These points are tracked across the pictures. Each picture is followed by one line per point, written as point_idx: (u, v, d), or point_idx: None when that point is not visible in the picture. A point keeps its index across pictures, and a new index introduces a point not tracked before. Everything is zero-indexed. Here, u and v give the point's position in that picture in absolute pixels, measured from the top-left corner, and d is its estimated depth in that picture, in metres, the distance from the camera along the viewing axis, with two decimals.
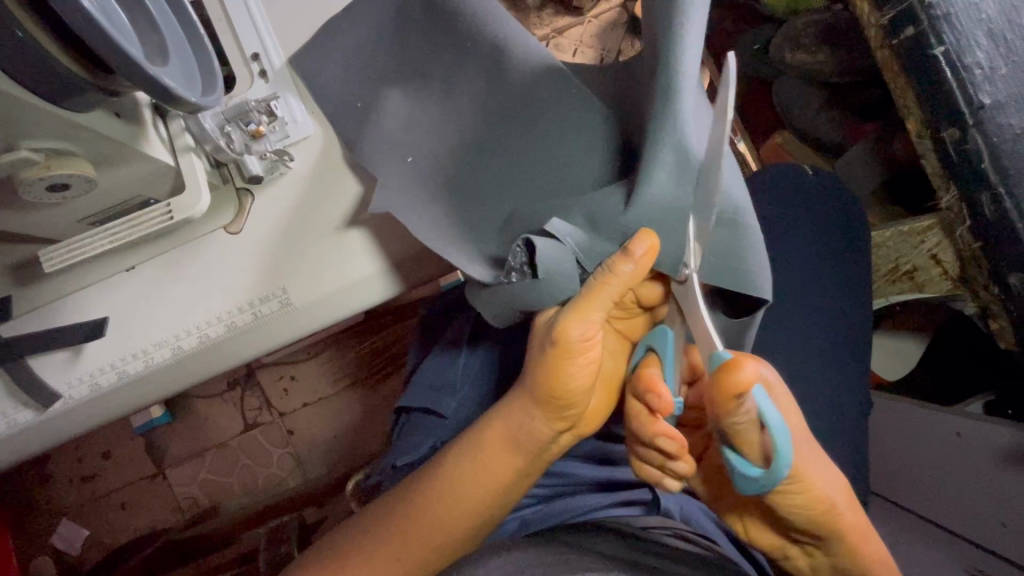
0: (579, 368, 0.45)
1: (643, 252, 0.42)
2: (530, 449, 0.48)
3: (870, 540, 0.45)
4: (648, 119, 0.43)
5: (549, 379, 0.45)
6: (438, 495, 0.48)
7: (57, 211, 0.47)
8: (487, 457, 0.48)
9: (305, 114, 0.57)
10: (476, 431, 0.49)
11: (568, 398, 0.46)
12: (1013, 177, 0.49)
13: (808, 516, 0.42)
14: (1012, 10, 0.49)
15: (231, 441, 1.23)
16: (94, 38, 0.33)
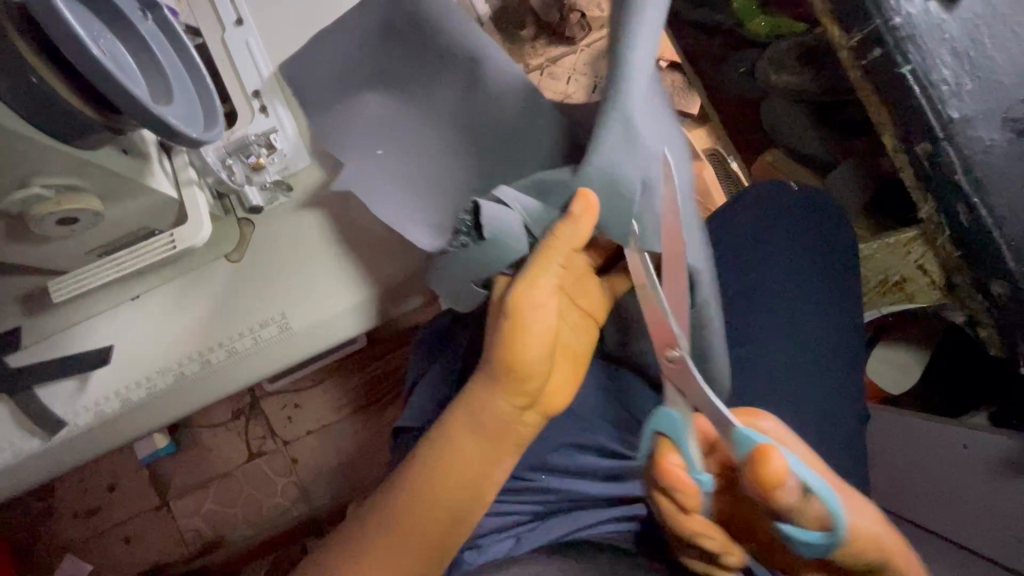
0: (538, 338, 0.47)
1: (581, 211, 0.46)
2: (493, 430, 0.49)
3: (907, 555, 0.47)
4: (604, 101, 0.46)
5: (506, 353, 0.47)
6: (426, 505, 0.48)
7: (67, 244, 0.49)
8: (467, 449, 0.49)
9: (304, 144, 0.60)
10: (443, 425, 0.50)
11: (526, 371, 0.47)
12: (987, 187, 0.50)
13: (862, 559, 0.43)
14: (976, 28, 0.50)
15: (235, 471, 1.23)
16: (104, 81, 0.36)
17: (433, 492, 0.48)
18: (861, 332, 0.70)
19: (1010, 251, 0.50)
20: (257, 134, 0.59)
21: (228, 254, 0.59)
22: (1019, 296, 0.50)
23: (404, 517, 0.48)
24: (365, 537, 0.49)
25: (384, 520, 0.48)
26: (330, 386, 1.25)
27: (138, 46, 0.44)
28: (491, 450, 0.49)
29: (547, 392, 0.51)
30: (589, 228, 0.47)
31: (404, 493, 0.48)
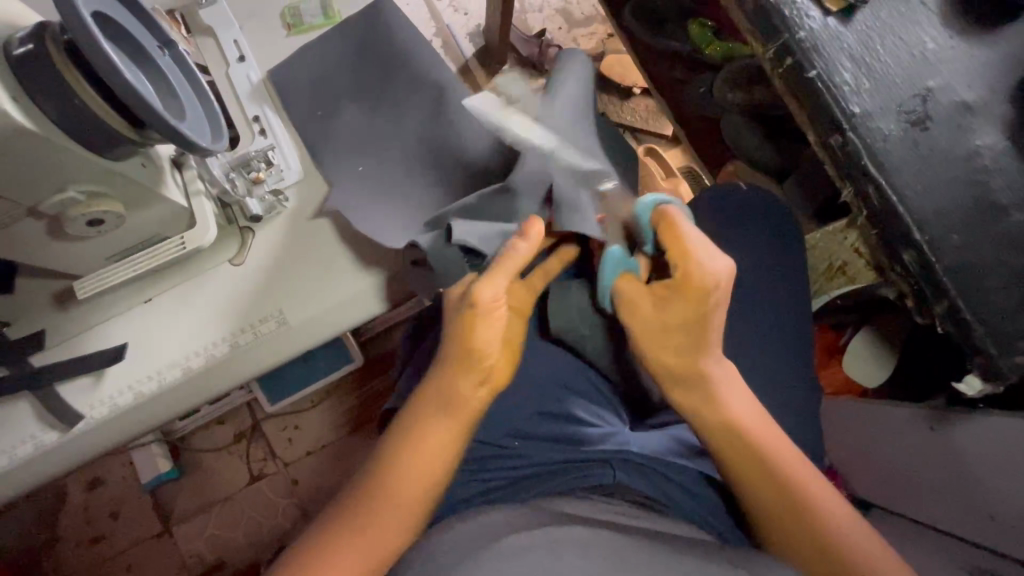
0: (489, 328, 0.57)
1: (534, 233, 0.59)
2: (460, 407, 0.56)
3: (800, 498, 0.54)
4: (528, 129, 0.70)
5: (462, 338, 0.57)
6: (388, 474, 0.54)
7: (91, 245, 0.56)
8: (429, 420, 0.56)
9: (298, 161, 0.69)
10: (415, 405, 0.57)
11: (481, 349, 0.56)
12: (890, 169, 0.57)
13: (739, 464, 0.55)
14: (869, 38, 0.59)
15: (237, 493, 1.27)
16: (133, 99, 0.44)
17: (395, 472, 0.54)
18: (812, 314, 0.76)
19: (914, 225, 0.56)
20: (257, 152, 0.68)
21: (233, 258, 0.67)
22: (926, 262, 0.56)
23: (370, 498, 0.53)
24: (349, 508, 0.54)
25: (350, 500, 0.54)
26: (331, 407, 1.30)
27: (158, 74, 0.52)
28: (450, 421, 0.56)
29: (496, 372, 0.58)
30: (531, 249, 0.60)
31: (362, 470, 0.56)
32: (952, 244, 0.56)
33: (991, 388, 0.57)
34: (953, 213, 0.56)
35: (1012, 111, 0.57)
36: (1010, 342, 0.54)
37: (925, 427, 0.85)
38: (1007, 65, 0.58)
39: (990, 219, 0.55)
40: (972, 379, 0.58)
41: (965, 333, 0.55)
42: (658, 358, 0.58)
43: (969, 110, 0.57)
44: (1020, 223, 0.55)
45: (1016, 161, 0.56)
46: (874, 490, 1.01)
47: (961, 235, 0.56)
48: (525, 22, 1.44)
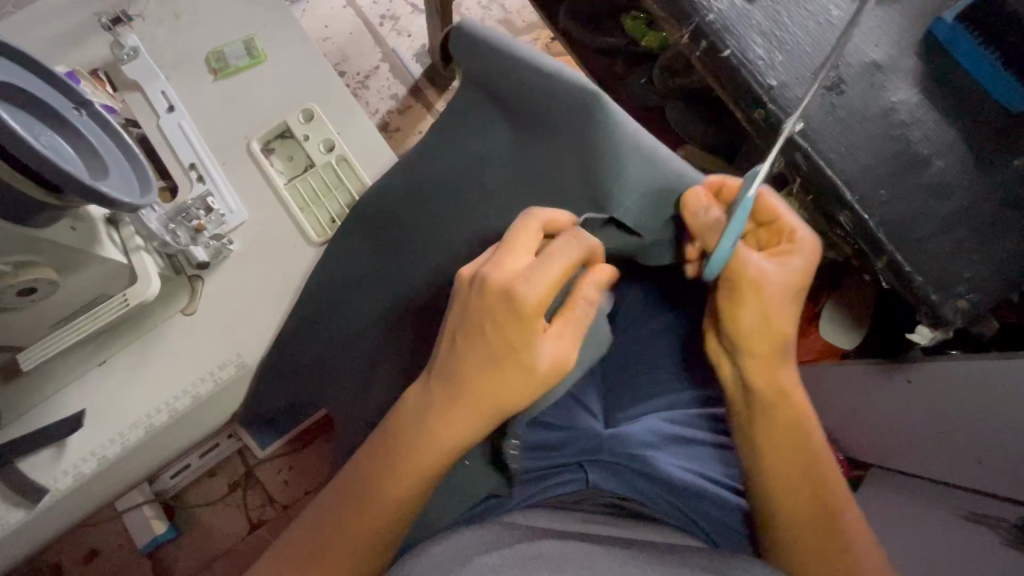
0: (385, 474, 0.48)
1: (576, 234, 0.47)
2: (397, 452, 0.48)
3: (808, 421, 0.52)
4: (558, 98, 0.57)
5: (495, 396, 0.44)
6: (430, 440, 0.46)
7: (32, 312, 0.57)
8: (480, 372, 0.44)
9: (238, 204, 0.70)
10: (441, 397, 0.46)
11: (506, 410, 0.45)
12: (814, 135, 0.58)
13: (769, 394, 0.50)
14: (775, 12, 0.61)
15: (239, 544, 1.16)
16: (44, 163, 0.44)
17: (427, 438, 0.47)
18: None
19: (844, 186, 0.57)
20: (194, 199, 0.67)
21: (171, 337, 0.66)
22: (861, 221, 0.57)
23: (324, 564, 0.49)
24: (307, 531, 0.50)
25: (287, 554, 0.50)
26: (322, 449, 1.23)
27: (74, 136, 0.52)
28: (472, 409, 0.45)
29: (402, 438, 0.47)
30: (550, 269, 0.43)
31: (419, 406, 0.47)
32: (880, 199, 0.57)
33: (942, 335, 0.58)
34: (877, 168, 0.58)
35: (920, 65, 0.59)
36: (949, 285, 0.56)
37: (902, 380, 0.87)
38: (908, 22, 0.60)
39: (913, 170, 0.57)
40: (921, 328, 0.60)
41: (908, 285, 0.57)
42: (746, 348, 0.49)
43: (879, 69, 0.59)
44: (942, 171, 0.57)
45: (930, 111, 0.58)
46: (874, 454, 1.02)
47: (888, 189, 0.57)
48: None
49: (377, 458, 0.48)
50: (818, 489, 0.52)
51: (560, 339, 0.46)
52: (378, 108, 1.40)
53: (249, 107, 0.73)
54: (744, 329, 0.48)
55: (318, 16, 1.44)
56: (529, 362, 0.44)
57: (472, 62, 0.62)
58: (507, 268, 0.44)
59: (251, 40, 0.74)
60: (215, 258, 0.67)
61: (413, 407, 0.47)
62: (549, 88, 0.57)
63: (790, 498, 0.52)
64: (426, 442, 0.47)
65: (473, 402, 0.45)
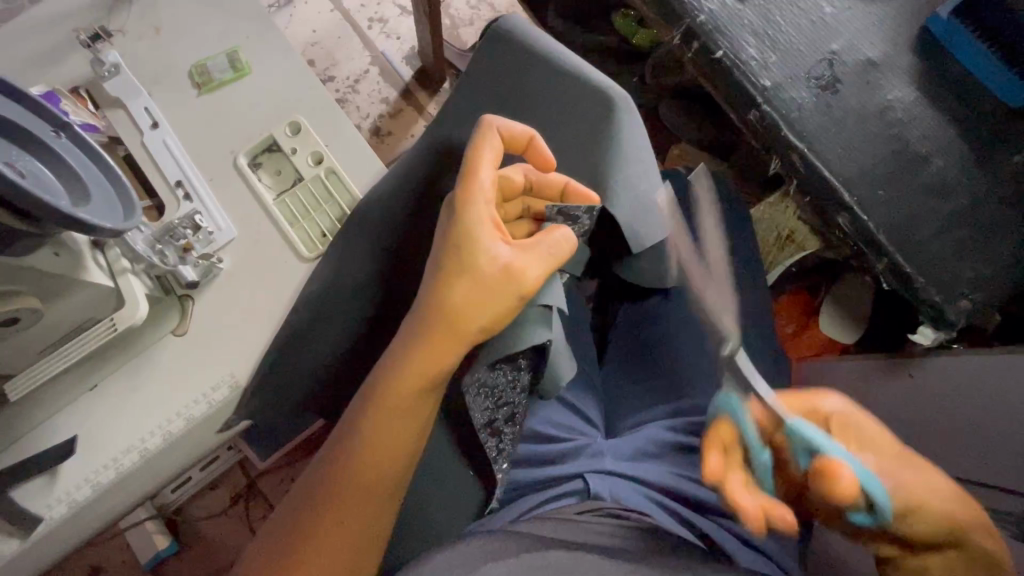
0: (364, 412, 0.49)
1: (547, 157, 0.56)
2: (378, 388, 0.49)
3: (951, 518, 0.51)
4: (579, 90, 0.62)
5: (458, 299, 0.48)
6: (406, 364, 0.49)
7: (17, 341, 0.56)
8: (440, 282, 0.50)
9: (226, 221, 0.68)
10: (411, 326, 0.50)
11: (469, 315, 0.48)
12: (810, 136, 0.57)
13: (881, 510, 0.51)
14: (767, 11, 0.60)
15: (243, 557, 1.15)
16: (21, 193, 0.43)
17: (402, 360, 0.49)
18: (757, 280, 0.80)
19: (842, 187, 0.56)
20: (181, 217, 0.65)
21: (163, 359, 0.65)
22: (860, 223, 0.56)
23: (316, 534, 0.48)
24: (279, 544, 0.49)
25: (280, 533, 0.50)
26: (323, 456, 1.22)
27: (54, 161, 0.51)
28: (438, 320, 0.49)
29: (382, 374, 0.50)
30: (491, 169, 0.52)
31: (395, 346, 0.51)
32: (879, 200, 0.56)
33: (945, 336, 0.57)
34: (876, 167, 0.57)
35: (917, 62, 0.58)
36: (951, 285, 0.55)
37: (904, 374, 0.86)
38: (903, 18, 0.59)
39: (912, 169, 0.56)
40: (924, 329, 0.59)
41: (910, 287, 0.56)
42: None
43: (875, 67, 0.58)
44: (941, 169, 0.56)
45: (928, 109, 0.57)
46: None
47: (887, 189, 0.56)
48: (458, 37, 1.44)
49: (359, 401, 0.51)
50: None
51: (518, 249, 0.50)
52: (369, 113, 1.38)
53: (234, 121, 0.72)
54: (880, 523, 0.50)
55: (305, 21, 1.43)
56: (483, 263, 0.49)
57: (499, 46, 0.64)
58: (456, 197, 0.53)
59: (234, 53, 0.73)
60: (205, 277, 0.66)
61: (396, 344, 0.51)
62: (573, 84, 0.62)
63: None
64: (402, 364, 0.49)
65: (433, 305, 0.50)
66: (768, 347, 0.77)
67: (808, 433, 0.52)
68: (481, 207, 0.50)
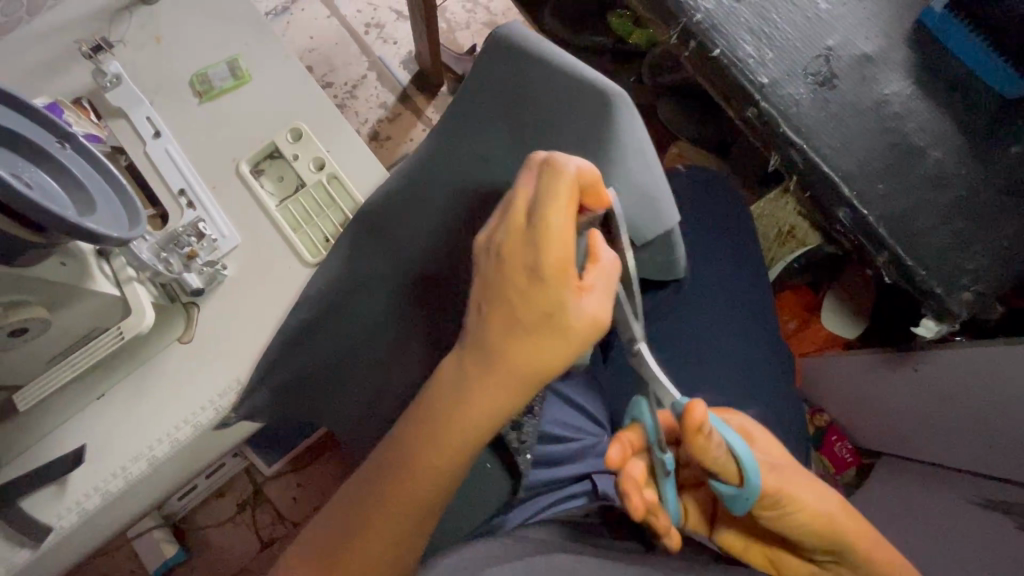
0: (401, 467, 0.43)
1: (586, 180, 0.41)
2: (418, 429, 0.44)
3: (870, 534, 0.49)
4: (563, 92, 0.53)
5: (522, 361, 0.40)
6: (453, 422, 0.42)
7: (26, 350, 0.57)
8: (510, 337, 0.40)
9: (230, 228, 0.69)
10: (459, 370, 0.42)
11: (537, 380, 0.41)
12: (808, 132, 0.57)
13: (812, 533, 0.47)
14: (763, 9, 0.60)
15: (251, 564, 1.15)
16: (28, 203, 0.44)
17: (450, 416, 0.42)
18: (758, 277, 0.80)
19: (841, 181, 0.57)
20: (186, 226, 0.66)
21: (170, 366, 0.65)
22: (860, 217, 0.56)
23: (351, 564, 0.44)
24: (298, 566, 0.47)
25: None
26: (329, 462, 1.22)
27: (59, 172, 0.51)
28: (497, 375, 0.41)
29: (420, 427, 0.43)
30: (558, 200, 0.39)
31: (434, 389, 0.44)
32: (879, 193, 0.57)
33: (947, 327, 0.58)
34: (874, 161, 0.57)
35: (912, 55, 0.59)
36: (953, 277, 0.56)
37: (908, 368, 0.85)
38: (897, 13, 0.60)
39: (910, 163, 0.57)
40: (926, 321, 0.59)
41: (911, 280, 0.56)
42: None
43: (871, 61, 0.59)
44: (939, 161, 0.57)
45: (925, 102, 0.58)
46: (882, 443, 1.02)
47: (886, 183, 0.57)
48: (455, 41, 1.45)
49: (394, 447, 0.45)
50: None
51: (603, 297, 0.41)
52: (368, 118, 1.39)
53: (237, 129, 0.72)
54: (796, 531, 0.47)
55: (303, 29, 1.43)
56: (562, 322, 0.39)
57: (486, 60, 0.56)
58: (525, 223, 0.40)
59: (235, 61, 0.73)
60: (209, 283, 0.67)
61: (438, 392, 0.43)
62: (555, 87, 0.53)
63: None
64: (448, 424, 0.42)
65: (498, 364, 0.41)
66: (771, 343, 0.78)
67: (738, 445, 0.44)
68: (553, 245, 0.39)
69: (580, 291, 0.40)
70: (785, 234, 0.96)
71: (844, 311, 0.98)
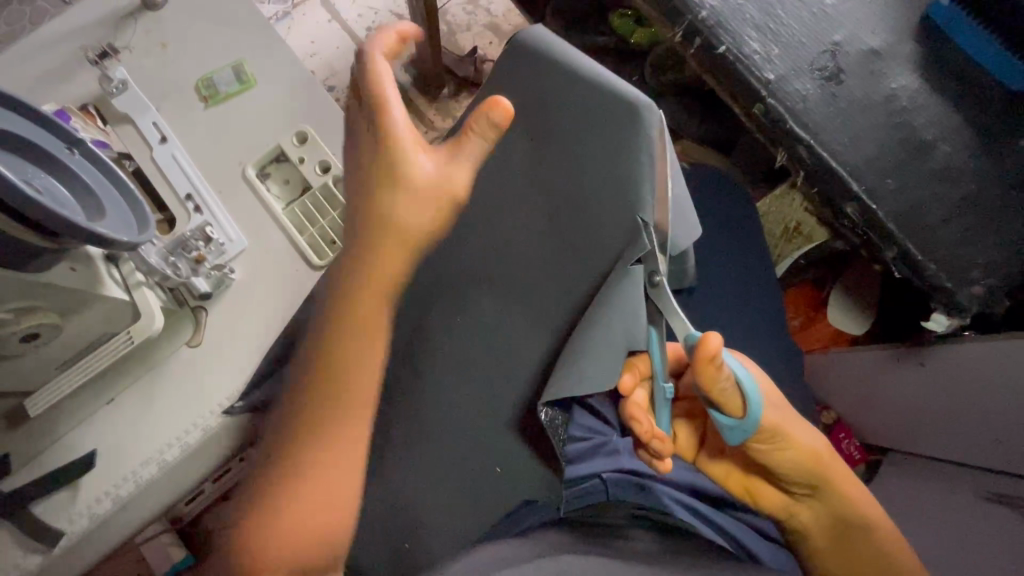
0: (327, 420, 0.55)
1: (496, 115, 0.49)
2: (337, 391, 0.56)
3: (853, 485, 0.56)
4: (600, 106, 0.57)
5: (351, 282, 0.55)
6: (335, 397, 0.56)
7: (37, 355, 0.57)
8: (336, 368, 0.55)
9: (237, 232, 0.69)
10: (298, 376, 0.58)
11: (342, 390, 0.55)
12: (815, 128, 0.57)
13: (800, 467, 0.54)
14: (768, 5, 0.60)
15: None
16: (40, 209, 0.44)
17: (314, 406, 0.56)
18: (764, 273, 0.80)
19: (850, 176, 0.57)
20: (193, 230, 0.67)
21: (179, 370, 0.65)
22: (869, 212, 0.56)
23: (268, 529, 0.55)
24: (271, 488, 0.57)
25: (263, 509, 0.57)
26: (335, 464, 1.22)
27: (70, 178, 0.52)
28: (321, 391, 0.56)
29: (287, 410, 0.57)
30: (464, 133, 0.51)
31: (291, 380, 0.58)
32: (887, 188, 0.56)
33: (957, 322, 0.58)
34: (882, 156, 0.57)
35: (919, 50, 0.58)
36: (964, 272, 0.55)
37: (918, 364, 0.84)
38: (902, 7, 0.60)
39: (918, 157, 0.57)
40: (937, 316, 0.59)
41: (921, 275, 0.56)
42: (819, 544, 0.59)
43: (877, 56, 0.58)
44: (947, 155, 0.56)
45: (933, 96, 0.57)
46: (891, 439, 1.02)
47: (894, 177, 0.56)
48: (456, 43, 1.45)
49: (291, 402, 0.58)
50: (863, 530, 0.57)
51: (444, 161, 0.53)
52: None
53: (243, 133, 0.72)
54: (787, 464, 0.53)
55: (304, 33, 1.44)
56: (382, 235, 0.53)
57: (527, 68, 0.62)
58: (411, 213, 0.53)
59: (239, 65, 0.74)
60: (217, 286, 0.67)
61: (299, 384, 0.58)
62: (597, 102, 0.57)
63: (827, 530, 0.58)
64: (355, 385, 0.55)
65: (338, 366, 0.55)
66: (779, 340, 0.77)
67: (741, 376, 0.50)
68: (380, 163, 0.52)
69: (419, 153, 0.52)
70: (790, 231, 0.96)
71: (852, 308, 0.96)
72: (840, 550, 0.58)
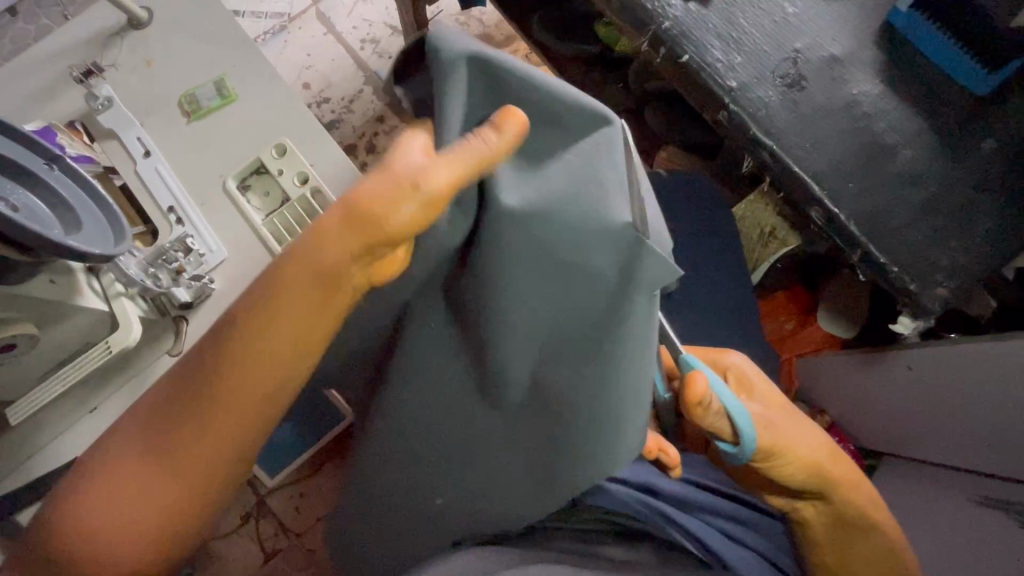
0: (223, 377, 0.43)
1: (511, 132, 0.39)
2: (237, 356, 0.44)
3: (858, 488, 0.59)
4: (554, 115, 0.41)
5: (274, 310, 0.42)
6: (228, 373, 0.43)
7: (18, 366, 0.58)
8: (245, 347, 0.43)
9: (217, 242, 0.70)
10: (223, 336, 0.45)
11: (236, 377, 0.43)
12: (778, 134, 0.58)
13: (806, 476, 0.55)
14: (731, 14, 0.61)
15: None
16: (11, 225, 0.46)
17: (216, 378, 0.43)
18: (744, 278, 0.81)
19: (813, 181, 0.57)
20: (173, 242, 0.68)
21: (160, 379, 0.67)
22: (832, 216, 0.57)
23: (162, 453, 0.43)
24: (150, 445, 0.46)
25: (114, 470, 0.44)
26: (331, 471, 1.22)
27: (48, 194, 0.54)
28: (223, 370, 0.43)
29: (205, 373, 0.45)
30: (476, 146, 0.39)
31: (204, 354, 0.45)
32: (850, 192, 0.57)
33: (922, 323, 0.58)
34: (845, 161, 0.57)
35: (881, 55, 0.59)
36: (929, 275, 0.56)
37: (901, 366, 0.84)
38: (865, 14, 0.60)
39: (881, 161, 0.57)
40: (904, 317, 0.59)
41: (886, 277, 0.56)
42: (821, 549, 0.60)
43: (839, 62, 0.59)
44: (910, 159, 0.57)
45: (895, 101, 0.58)
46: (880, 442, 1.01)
47: (857, 181, 0.57)
48: None
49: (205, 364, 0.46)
50: (866, 529, 0.59)
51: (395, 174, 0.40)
52: (364, 132, 1.41)
53: (224, 146, 0.74)
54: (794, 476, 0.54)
55: (300, 46, 1.47)
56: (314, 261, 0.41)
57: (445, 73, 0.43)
58: (346, 226, 0.40)
59: (221, 80, 0.75)
60: (198, 295, 0.68)
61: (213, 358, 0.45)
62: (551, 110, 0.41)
63: (827, 531, 0.60)
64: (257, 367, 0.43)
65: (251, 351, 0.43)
66: (758, 344, 0.78)
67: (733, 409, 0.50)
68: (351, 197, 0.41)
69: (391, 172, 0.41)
70: (767, 233, 0.95)
71: (835, 311, 0.96)
72: (840, 551, 0.60)
